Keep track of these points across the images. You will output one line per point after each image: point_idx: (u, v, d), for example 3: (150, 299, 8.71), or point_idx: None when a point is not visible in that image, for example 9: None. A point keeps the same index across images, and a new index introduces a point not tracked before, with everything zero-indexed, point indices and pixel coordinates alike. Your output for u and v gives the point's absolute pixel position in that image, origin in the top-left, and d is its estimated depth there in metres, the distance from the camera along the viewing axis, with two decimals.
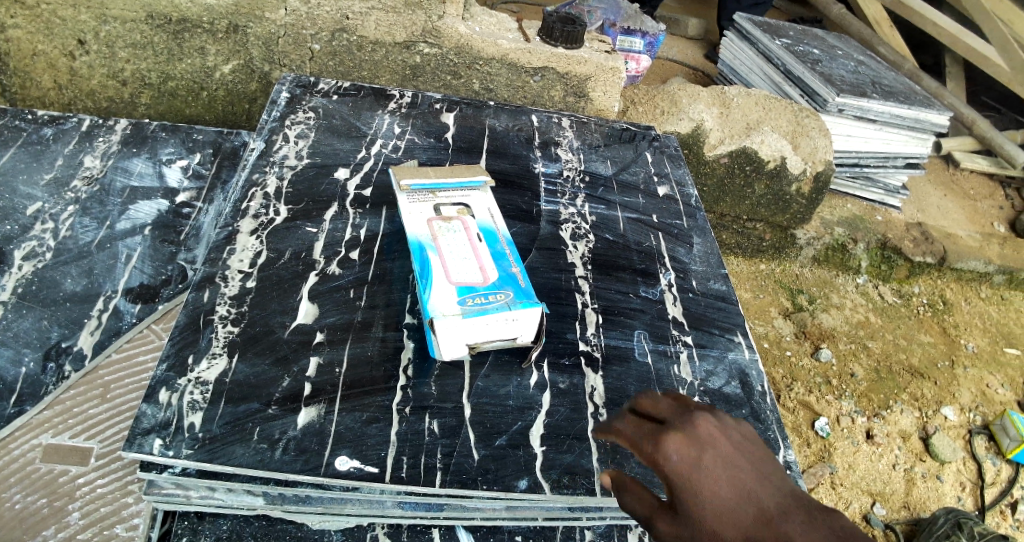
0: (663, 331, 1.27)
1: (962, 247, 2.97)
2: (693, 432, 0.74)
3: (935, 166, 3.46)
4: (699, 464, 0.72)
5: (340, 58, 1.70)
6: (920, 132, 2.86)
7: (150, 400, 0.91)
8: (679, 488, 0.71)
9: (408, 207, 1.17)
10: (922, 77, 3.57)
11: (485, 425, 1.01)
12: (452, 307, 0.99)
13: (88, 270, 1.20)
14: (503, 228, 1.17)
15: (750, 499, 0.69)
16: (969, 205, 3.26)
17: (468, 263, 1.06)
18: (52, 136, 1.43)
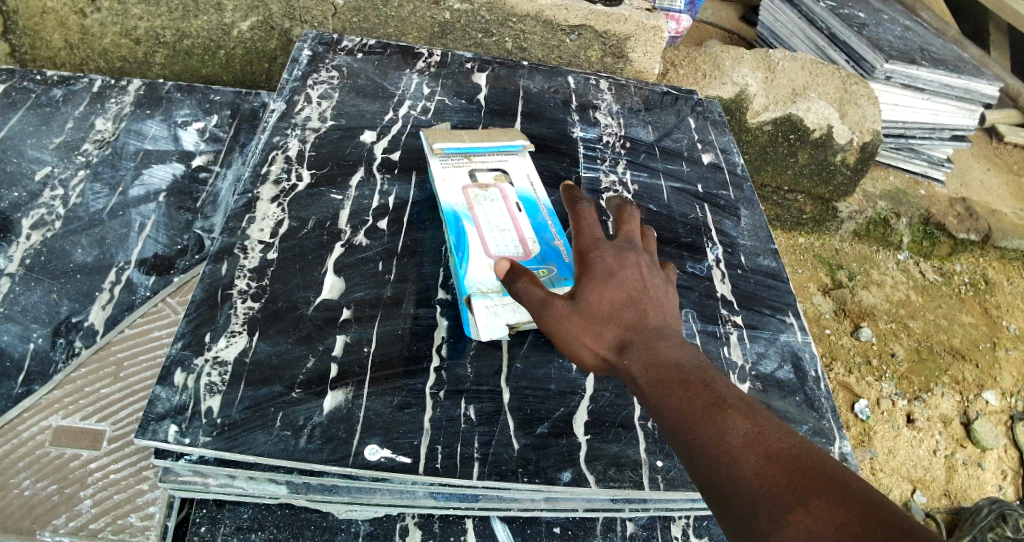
0: (711, 310, 1.17)
1: (1008, 224, 2.82)
2: (624, 254, 0.85)
3: (980, 138, 3.29)
4: (615, 270, 0.82)
5: (363, 13, 1.59)
6: (969, 102, 2.70)
7: (164, 382, 0.84)
8: (587, 278, 0.81)
9: (441, 172, 1.08)
10: (969, 44, 3.39)
11: (525, 411, 0.93)
12: (490, 286, 0.93)
13: (99, 239, 1.13)
14: (543, 196, 1.08)
15: (639, 310, 0.80)
16: (1015, 179, 3.10)
17: (507, 237, 0.99)
18: (62, 97, 1.35)
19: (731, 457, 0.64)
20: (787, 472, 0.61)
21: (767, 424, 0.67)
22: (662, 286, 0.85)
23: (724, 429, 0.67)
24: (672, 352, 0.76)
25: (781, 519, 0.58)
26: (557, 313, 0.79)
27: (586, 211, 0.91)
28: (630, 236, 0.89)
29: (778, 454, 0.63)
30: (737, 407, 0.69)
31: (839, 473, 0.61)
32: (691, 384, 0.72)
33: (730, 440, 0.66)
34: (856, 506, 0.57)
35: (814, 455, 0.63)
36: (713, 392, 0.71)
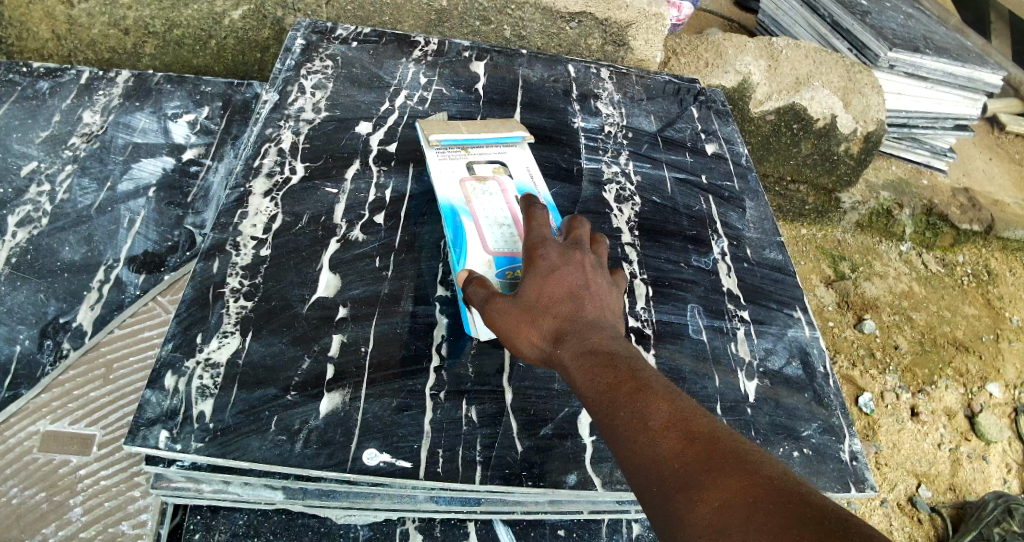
0: (718, 305, 1.15)
1: (1010, 214, 2.80)
2: (572, 249, 0.85)
3: (982, 127, 3.26)
4: (558, 265, 0.82)
5: (358, 1, 1.55)
6: (971, 92, 2.66)
7: (154, 386, 0.81)
8: (531, 275, 0.81)
9: (438, 166, 1.07)
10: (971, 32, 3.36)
11: (529, 412, 0.89)
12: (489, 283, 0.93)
13: (87, 236, 1.09)
14: (542, 190, 1.08)
15: (579, 302, 0.79)
16: (1016, 169, 3.07)
17: (505, 234, 0.98)
18: (49, 90, 1.31)
19: (652, 442, 0.65)
20: (704, 455, 0.62)
21: (690, 408, 0.68)
22: (606, 281, 0.84)
23: (648, 414, 0.67)
24: (606, 344, 0.76)
25: (696, 501, 0.59)
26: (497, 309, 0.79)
27: (537, 208, 0.91)
28: (578, 233, 0.89)
29: (698, 437, 0.64)
30: (662, 393, 0.69)
31: (756, 454, 0.62)
32: (620, 373, 0.72)
33: (652, 427, 0.66)
34: (767, 483, 0.58)
35: (732, 438, 0.64)
36: (640, 380, 0.71)
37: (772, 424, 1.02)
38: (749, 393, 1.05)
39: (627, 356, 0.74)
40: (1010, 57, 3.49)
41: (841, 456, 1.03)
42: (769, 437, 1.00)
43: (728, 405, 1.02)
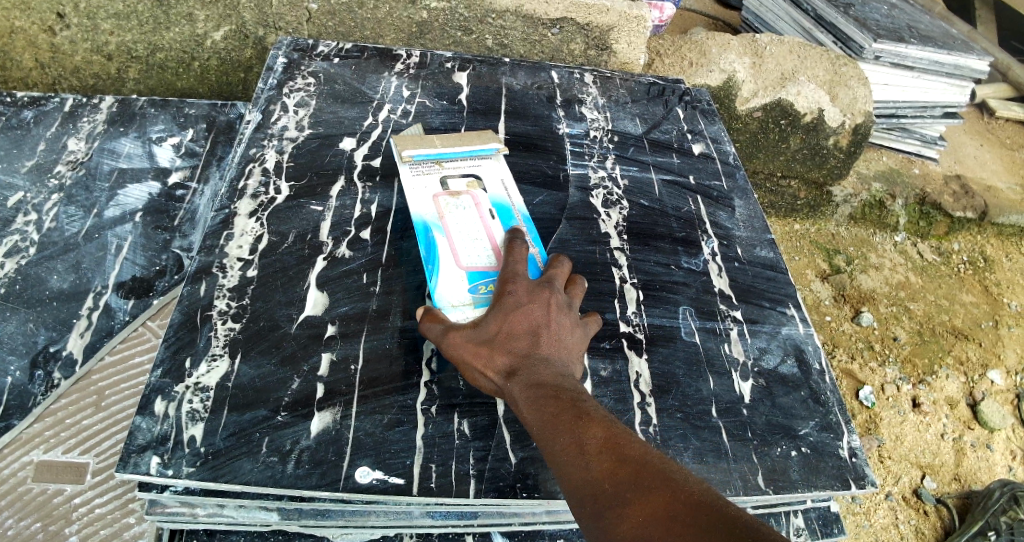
0: (709, 305, 1.14)
1: (1003, 200, 2.80)
2: (538, 283, 0.87)
3: (971, 114, 3.26)
4: (522, 298, 0.84)
5: (339, 16, 1.56)
6: (958, 79, 2.67)
7: (144, 412, 0.80)
8: (496, 308, 0.83)
9: (411, 184, 1.11)
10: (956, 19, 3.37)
11: (522, 423, 0.89)
12: (462, 297, 0.95)
13: (75, 264, 1.09)
14: (516, 203, 1.12)
15: (535, 334, 0.82)
16: (1006, 154, 3.08)
17: (477, 244, 1.02)
18: (33, 119, 1.31)
19: (591, 469, 0.69)
20: (638, 482, 0.66)
21: (629, 437, 0.71)
22: (570, 319, 0.86)
23: (589, 440, 0.71)
24: (556, 377, 0.79)
25: (630, 526, 0.63)
26: (457, 340, 0.82)
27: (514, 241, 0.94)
28: (554, 273, 0.91)
29: (634, 464, 0.68)
30: (603, 423, 0.73)
31: (686, 480, 0.66)
32: (566, 403, 0.75)
33: (589, 454, 0.70)
34: (697, 509, 0.62)
35: (665, 464, 0.68)
36: (584, 411, 0.74)
37: (769, 423, 1.01)
38: (745, 393, 1.04)
39: (574, 388, 0.77)
40: (997, 42, 3.50)
41: (840, 453, 1.02)
42: (766, 437, 1.00)
43: (725, 406, 1.01)
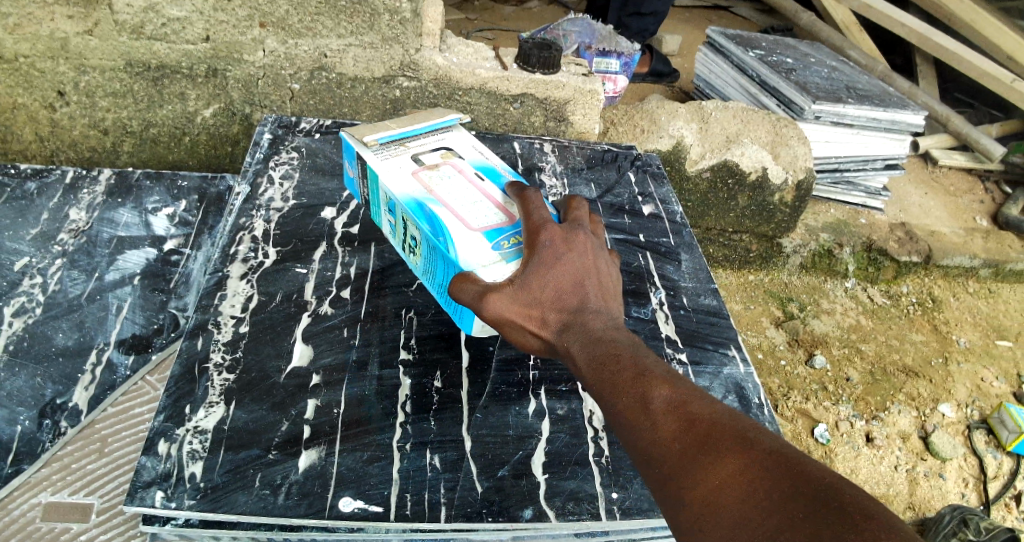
0: (657, 349, 1.27)
1: (947, 243, 3.00)
2: (570, 233, 0.97)
3: (915, 165, 3.52)
4: (561, 254, 0.93)
5: (320, 96, 1.72)
6: (897, 133, 2.86)
7: (149, 452, 0.90)
8: (536, 262, 0.91)
9: (385, 167, 1.14)
10: (896, 78, 3.64)
11: (487, 457, 0.99)
12: (487, 256, 0.98)
13: (79, 323, 1.20)
14: (488, 165, 1.18)
15: (581, 290, 0.92)
16: (951, 200, 3.31)
17: (477, 208, 1.06)
18: (36, 190, 1.43)
19: (656, 426, 0.76)
20: (705, 437, 0.72)
21: (688, 391, 0.78)
22: (603, 260, 0.97)
23: (649, 397, 0.78)
24: (608, 333, 0.88)
25: (700, 476, 0.69)
26: (503, 300, 0.89)
27: (532, 195, 1.04)
28: (576, 216, 1.03)
29: (697, 418, 0.75)
30: (662, 379, 0.80)
31: (751, 430, 0.72)
32: (625, 364, 0.83)
33: (653, 412, 0.77)
34: (768, 460, 0.68)
35: (728, 416, 0.75)
36: (642, 372, 0.81)
37: None
38: None
39: (630, 351, 0.85)
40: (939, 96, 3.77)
41: None
42: None
43: None
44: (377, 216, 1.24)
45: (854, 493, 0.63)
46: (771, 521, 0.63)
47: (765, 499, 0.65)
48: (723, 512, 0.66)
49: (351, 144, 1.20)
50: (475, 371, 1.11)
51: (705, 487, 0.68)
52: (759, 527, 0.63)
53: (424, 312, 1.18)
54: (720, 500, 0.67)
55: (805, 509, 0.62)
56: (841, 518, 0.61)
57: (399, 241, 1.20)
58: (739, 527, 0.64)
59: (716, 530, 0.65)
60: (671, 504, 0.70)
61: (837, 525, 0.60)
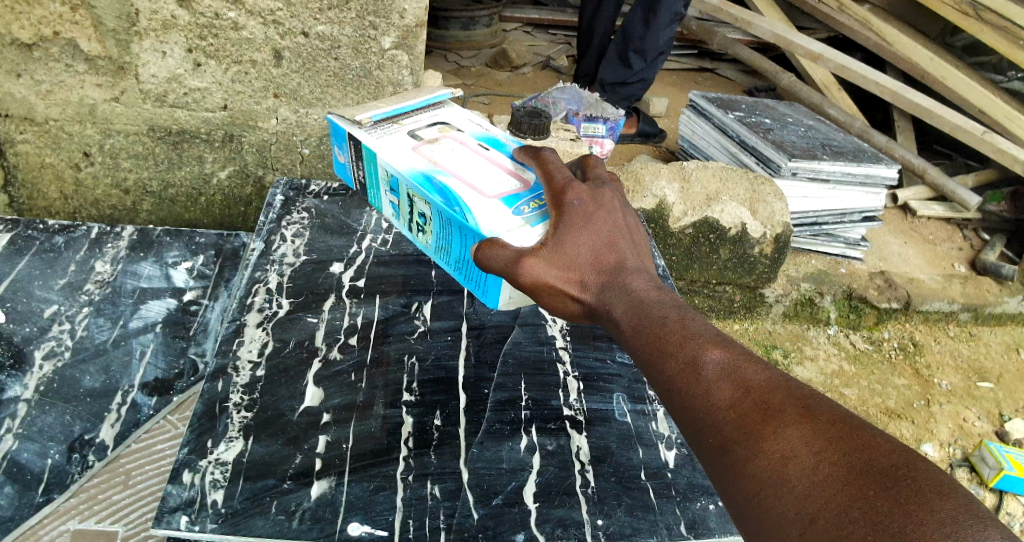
0: (639, 391, 1.32)
1: (925, 290, 3.12)
2: (596, 194, 1.04)
3: (894, 216, 3.67)
4: (591, 217, 1.00)
5: (328, 160, 1.88)
6: (872, 187, 2.99)
7: (174, 481, 0.99)
8: (569, 223, 0.99)
9: (382, 145, 1.22)
10: (873, 134, 3.81)
11: (483, 487, 1.08)
12: (512, 222, 1.06)
13: (105, 366, 1.30)
14: (487, 136, 1.28)
15: (614, 255, 0.97)
16: (929, 248, 3.47)
17: (488, 180, 1.15)
18: (64, 244, 1.55)
19: (710, 394, 0.76)
20: (764, 407, 0.72)
21: (742, 358, 0.78)
22: (629, 219, 1.04)
23: (702, 364, 0.79)
24: (649, 293, 0.91)
25: (760, 447, 0.69)
26: (540, 266, 0.94)
27: (552, 159, 1.11)
28: (597, 176, 1.11)
29: (752, 387, 0.74)
30: (714, 347, 0.80)
31: (811, 398, 0.71)
32: (672, 330, 0.84)
33: (709, 380, 0.77)
34: (830, 430, 0.67)
35: (784, 383, 0.74)
36: (693, 341, 0.82)
37: (690, 483, 1.15)
38: (669, 459, 1.18)
39: (678, 321, 0.86)
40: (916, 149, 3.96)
41: None
42: (687, 494, 1.12)
43: (652, 471, 1.16)
44: (373, 199, 1.30)
45: (925, 466, 0.60)
46: (833, 495, 0.61)
47: (830, 469, 0.63)
48: (781, 484, 0.65)
49: (341, 128, 1.27)
50: (472, 410, 1.20)
51: (762, 459, 0.68)
52: (819, 501, 0.62)
53: (425, 358, 1.29)
54: (777, 471, 0.66)
55: (874, 482, 0.60)
56: (910, 489, 0.58)
57: (400, 221, 1.26)
58: (800, 502, 0.63)
59: (774, 503, 0.65)
60: (728, 476, 0.70)
61: (906, 499, 0.58)
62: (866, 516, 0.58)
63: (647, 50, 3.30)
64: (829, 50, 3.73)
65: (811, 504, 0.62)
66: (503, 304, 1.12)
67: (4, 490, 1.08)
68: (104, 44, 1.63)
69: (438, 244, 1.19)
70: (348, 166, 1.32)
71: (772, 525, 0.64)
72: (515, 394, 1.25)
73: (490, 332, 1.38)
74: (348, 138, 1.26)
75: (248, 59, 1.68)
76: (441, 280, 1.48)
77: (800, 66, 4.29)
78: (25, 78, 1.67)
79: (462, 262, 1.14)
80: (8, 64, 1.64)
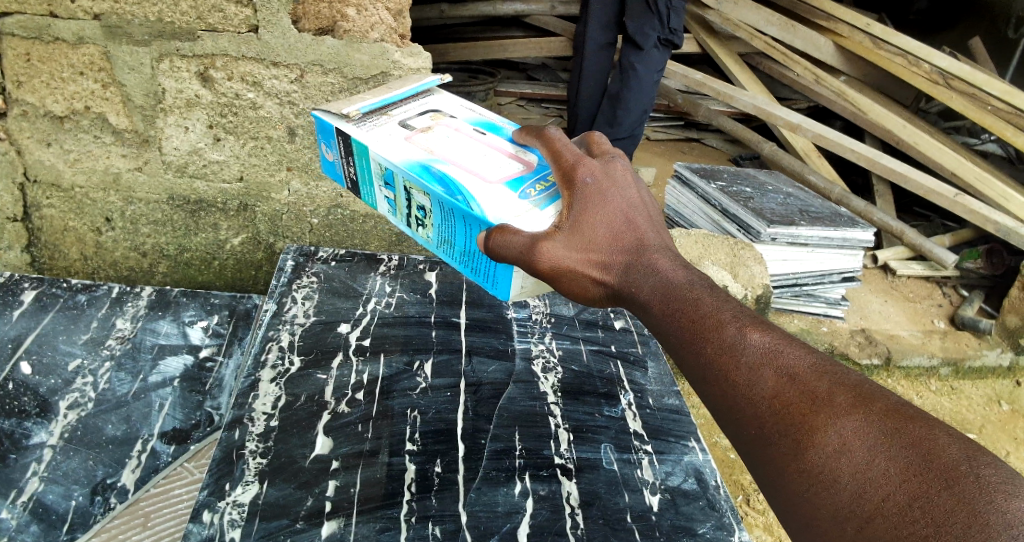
0: (626, 441, 1.40)
1: (905, 346, 3.25)
2: (607, 168, 1.06)
3: (875, 276, 3.82)
4: (605, 194, 1.01)
5: (335, 229, 2.02)
6: (850, 249, 3.10)
7: (195, 520, 1.10)
8: (586, 202, 1.01)
9: (373, 138, 1.25)
10: (852, 199, 4.01)
11: (480, 528, 1.17)
12: (519, 207, 1.10)
13: (126, 417, 1.40)
14: (476, 121, 1.34)
15: (633, 233, 1.00)
16: (909, 306, 3.62)
17: (487, 167, 1.19)
18: (86, 301, 1.65)
19: (753, 384, 0.80)
20: (808, 395, 0.77)
21: (783, 343, 0.83)
22: (644, 191, 1.06)
23: (742, 351, 0.83)
24: (672, 271, 0.95)
25: (808, 439, 0.74)
26: (555, 251, 0.98)
27: (557, 136, 1.13)
28: (603, 148, 1.13)
29: (798, 376, 0.79)
30: (755, 332, 0.85)
31: (861, 386, 0.76)
32: (707, 317, 0.88)
33: (747, 366, 0.82)
34: (881, 421, 0.72)
35: (825, 369, 0.79)
36: (730, 327, 0.86)
37: (673, 525, 1.23)
38: (653, 504, 1.27)
39: (711, 305, 0.90)
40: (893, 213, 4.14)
41: None
42: (670, 535, 1.21)
43: (637, 514, 1.24)
44: (368, 196, 1.33)
45: (986, 460, 0.66)
46: (893, 492, 0.67)
47: (887, 465, 0.69)
48: (836, 480, 0.71)
49: (329, 124, 1.31)
50: (469, 458, 1.29)
51: (814, 454, 0.73)
52: (879, 498, 0.68)
53: (426, 411, 1.38)
54: (832, 466, 0.72)
55: (933, 481, 0.66)
56: (972, 489, 0.64)
57: (397, 217, 1.29)
58: (860, 498, 0.69)
59: (830, 499, 0.71)
60: (776, 469, 0.76)
61: (971, 499, 0.63)
62: (929, 517, 0.64)
63: (632, 108, 3.53)
64: (807, 121, 3.98)
65: (870, 501, 0.68)
66: (513, 299, 1.15)
67: (30, 528, 1.18)
68: (131, 119, 1.78)
69: (440, 237, 1.21)
70: (338, 164, 1.37)
71: (827, 521, 0.70)
72: (510, 443, 1.34)
73: (486, 389, 1.46)
74: (338, 134, 1.30)
75: (264, 135, 1.84)
76: (441, 339, 1.58)
77: (779, 135, 4.53)
78: (54, 147, 1.81)
79: (467, 254, 1.16)
80: (39, 135, 1.79)
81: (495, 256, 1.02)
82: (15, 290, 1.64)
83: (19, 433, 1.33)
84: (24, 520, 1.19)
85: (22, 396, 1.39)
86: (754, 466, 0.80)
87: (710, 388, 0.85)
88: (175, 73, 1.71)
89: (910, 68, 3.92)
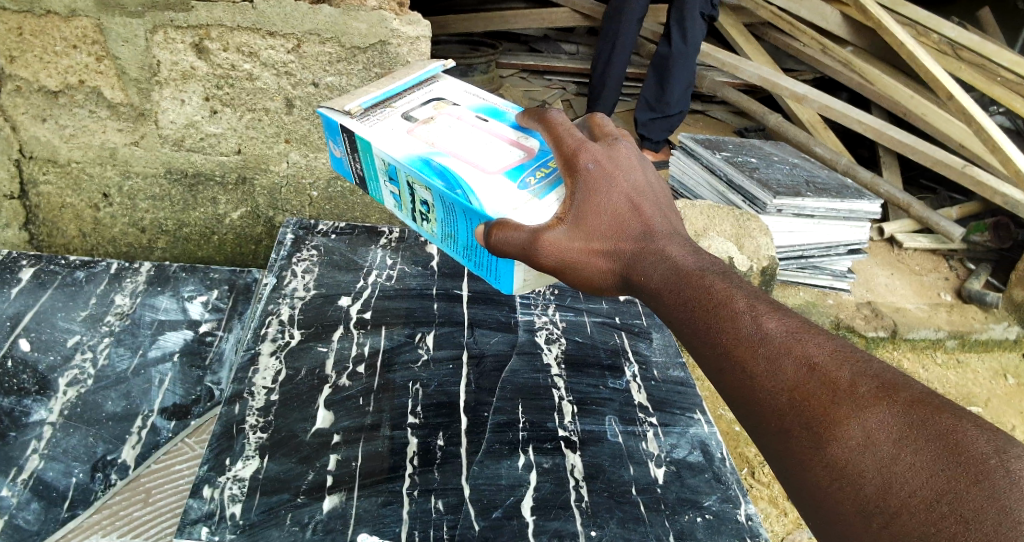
0: (630, 414, 1.38)
1: (911, 319, 3.23)
2: (609, 152, 1.03)
3: (881, 248, 3.77)
4: (609, 178, 0.99)
5: (335, 202, 1.99)
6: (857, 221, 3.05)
7: (196, 495, 1.09)
8: (588, 189, 0.98)
9: (376, 133, 1.22)
10: (858, 170, 3.94)
11: (483, 501, 1.15)
12: (519, 199, 1.07)
13: (126, 393, 1.39)
14: (483, 108, 1.30)
15: (638, 219, 0.98)
16: (915, 278, 3.58)
17: (490, 157, 1.15)
18: (84, 278, 1.63)
19: (771, 374, 0.78)
20: (828, 387, 0.74)
21: (802, 332, 0.80)
22: (651, 175, 1.03)
23: (759, 341, 0.81)
24: (682, 258, 0.93)
25: (828, 433, 0.71)
26: (558, 244, 0.96)
27: (557, 119, 1.09)
28: (607, 129, 1.09)
29: (819, 366, 0.76)
30: (771, 321, 0.82)
31: (883, 376, 0.73)
32: (722, 308, 0.86)
33: (767, 359, 0.79)
34: (905, 413, 0.69)
35: (845, 357, 0.76)
36: (745, 316, 0.84)
37: (679, 498, 1.22)
38: (659, 476, 1.25)
39: (723, 294, 0.88)
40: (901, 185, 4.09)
41: (737, 518, 1.20)
42: (676, 508, 1.20)
43: (642, 487, 1.23)
44: (374, 192, 1.30)
45: (1018, 453, 0.63)
46: (920, 487, 0.64)
47: (912, 460, 0.66)
48: (861, 475, 0.68)
49: (333, 121, 1.27)
50: (473, 431, 1.28)
51: (832, 449, 0.71)
52: (906, 493, 0.65)
53: (428, 384, 1.36)
54: (855, 460, 0.69)
55: (960, 475, 0.63)
56: (1002, 484, 0.61)
57: (403, 212, 1.26)
58: (886, 492, 0.66)
59: (853, 493, 0.68)
60: (796, 462, 0.74)
61: (1001, 494, 0.60)
62: (958, 514, 0.61)
63: (677, 85, 3.59)
64: (813, 91, 3.91)
65: (897, 496, 0.65)
66: (515, 292, 1.13)
67: (31, 505, 1.18)
68: (127, 92, 1.74)
69: (444, 231, 1.19)
70: (344, 161, 1.33)
71: (853, 516, 0.68)
72: (513, 416, 1.32)
73: (489, 360, 1.44)
74: (341, 131, 1.27)
75: (262, 107, 1.80)
76: (443, 312, 1.55)
77: (786, 105, 4.45)
78: (50, 123, 1.78)
79: (470, 248, 1.14)
80: (34, 110, 1.75)
81: (496, 252, 1.00)
82: (14, 267, 1.62)
83: (19, 411, 1.32)
84: (25, 497, 1.19)
85: (22, 374, 1.38)
86: (775, 459, 0.77)
87: (729, 379, 0.82)
88: (170, 45, 1.67)
89: (919, 38, 3.82)
